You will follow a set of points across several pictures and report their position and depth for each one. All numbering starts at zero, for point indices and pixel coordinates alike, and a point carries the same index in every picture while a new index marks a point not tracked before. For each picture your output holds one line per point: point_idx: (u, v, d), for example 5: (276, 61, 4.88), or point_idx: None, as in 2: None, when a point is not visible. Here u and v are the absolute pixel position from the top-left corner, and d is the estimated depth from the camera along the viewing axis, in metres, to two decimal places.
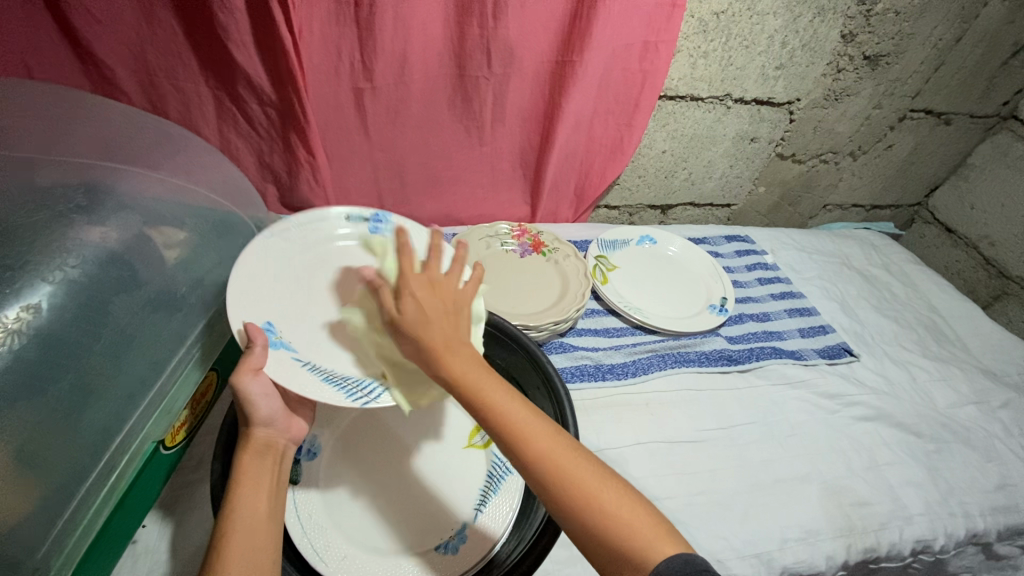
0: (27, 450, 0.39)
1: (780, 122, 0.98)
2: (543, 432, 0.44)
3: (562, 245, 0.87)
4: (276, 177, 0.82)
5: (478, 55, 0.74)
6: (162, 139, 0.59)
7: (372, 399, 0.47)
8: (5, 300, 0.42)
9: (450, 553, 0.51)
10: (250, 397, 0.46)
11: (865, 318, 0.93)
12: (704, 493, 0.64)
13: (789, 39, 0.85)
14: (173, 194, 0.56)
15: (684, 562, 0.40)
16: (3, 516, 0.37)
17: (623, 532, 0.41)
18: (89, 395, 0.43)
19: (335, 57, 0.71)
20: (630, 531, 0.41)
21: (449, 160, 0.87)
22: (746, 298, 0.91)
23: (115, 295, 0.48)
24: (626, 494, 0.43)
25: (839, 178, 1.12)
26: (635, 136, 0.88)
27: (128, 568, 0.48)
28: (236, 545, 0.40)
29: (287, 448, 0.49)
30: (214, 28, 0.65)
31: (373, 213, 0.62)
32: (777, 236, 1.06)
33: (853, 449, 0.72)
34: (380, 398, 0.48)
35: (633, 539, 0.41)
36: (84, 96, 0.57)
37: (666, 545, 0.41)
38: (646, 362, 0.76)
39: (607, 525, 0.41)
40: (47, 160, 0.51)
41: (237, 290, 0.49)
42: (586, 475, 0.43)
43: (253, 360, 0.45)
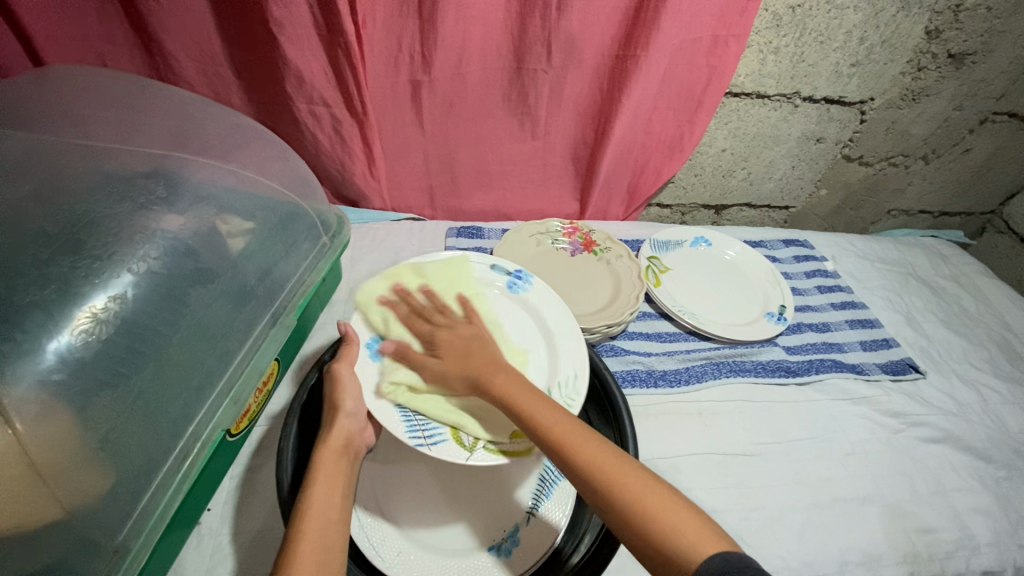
0: (112, 437, 0.40)
1: (850, 122, 0.93)
2: (586, 436, 0.46)
3: (614, 245, 0.85)
4: (327, 171, 0.82)
5: (539, 47, 0.72)
6: (230, 132, 0.60)
7: (427, 444, 0.48)
8: (93, 289, 0.43)
9: (504, 555, 0.50)
10: (342, 397, 0.51)
11: (933, 332, 0.89)
12: (758, 509, 0.62)
13: (868, 35, 0.80)
14: (242, 185, 0.57)
15: (725, 561, 0.38)
16: (88, 501, 0.38)
17: (668, 535, 0.40)
18: (167, 384, 0.44)
19: (395, 49, 0.70)
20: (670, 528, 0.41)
21: (501, 154, 0.86)
22: (804, 306, 0.88)
23: (192, 286, 0.48)
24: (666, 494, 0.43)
25: (908, 183, 1.06)
26: (696, 134, 0.85)
27: (194, 549, 0.50)
28: (310, 532, 0.43)
29: (361, 449, 0.52)
30: (268, 25, 0.64)
31: (517, 269, 0.65)
32: (837, 242, 1.01)
33: (918, 472, 0.69)
34: (435, 445, 0.48)
35: (678, 540, 0.40)
36: (154, 94, 0.59)
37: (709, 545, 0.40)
38: (701, 369, 0.74)
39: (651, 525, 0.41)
40: (127, 151, 0.52)
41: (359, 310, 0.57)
42: (630, 476, 0.44)
43: (352, 354, 0.53)
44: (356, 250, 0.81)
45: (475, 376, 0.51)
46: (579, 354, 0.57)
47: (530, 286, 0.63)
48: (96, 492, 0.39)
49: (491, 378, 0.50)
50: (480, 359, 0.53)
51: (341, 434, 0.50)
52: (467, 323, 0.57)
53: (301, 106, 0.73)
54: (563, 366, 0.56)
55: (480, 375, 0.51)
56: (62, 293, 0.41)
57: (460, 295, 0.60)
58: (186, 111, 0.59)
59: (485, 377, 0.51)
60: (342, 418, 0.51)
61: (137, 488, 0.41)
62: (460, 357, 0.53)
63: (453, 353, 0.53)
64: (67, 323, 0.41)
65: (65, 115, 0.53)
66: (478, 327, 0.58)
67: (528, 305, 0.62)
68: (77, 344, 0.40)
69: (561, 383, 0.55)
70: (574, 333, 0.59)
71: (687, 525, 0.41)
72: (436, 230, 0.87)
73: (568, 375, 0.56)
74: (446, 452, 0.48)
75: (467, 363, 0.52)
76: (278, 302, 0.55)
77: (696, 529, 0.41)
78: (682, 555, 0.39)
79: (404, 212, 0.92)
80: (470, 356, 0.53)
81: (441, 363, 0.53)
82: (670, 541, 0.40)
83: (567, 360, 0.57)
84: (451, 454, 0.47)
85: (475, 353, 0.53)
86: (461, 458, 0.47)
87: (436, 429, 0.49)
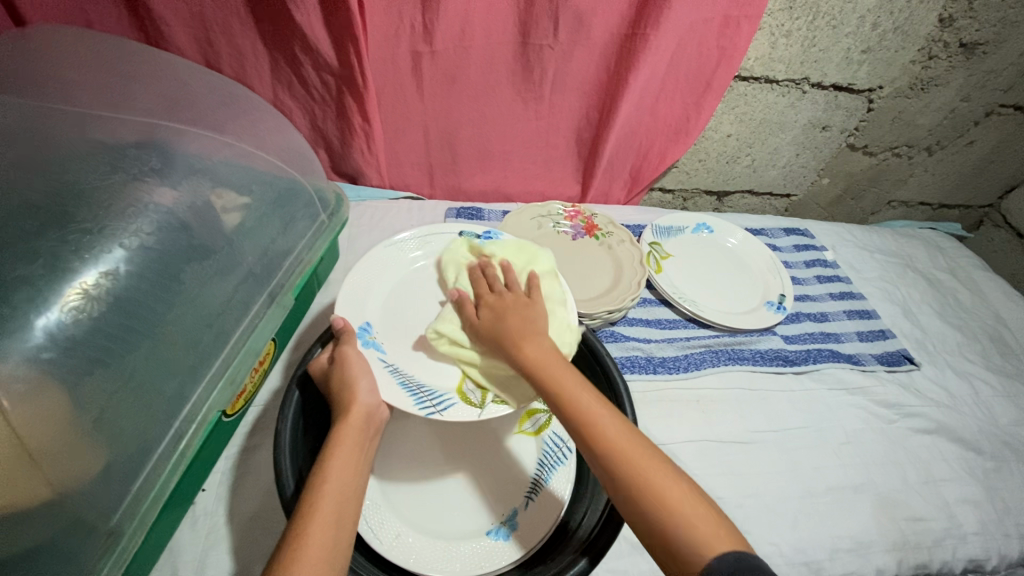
0: (105, 417, 0.39)
1: (857, 110, 0.92)
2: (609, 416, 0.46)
3: (616, 229, 0.83)
4: (328, 143, 0.80)
5: (546, 20, 0.69)
6: (227, 103, 0.57)
7: (437, 411, 0.48)
8: (83, 264, 0.41)
9: (502, 539, 0.50)
10: (351, 379, 0.49)
11: (928, 324, 0.89)
12: (753, 496, 0.63)
13: (881, 20, 0.79)
14: (238, 158, 0.54)
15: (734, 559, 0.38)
16: (80, 483, 0.37)
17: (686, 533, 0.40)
18: (162, 363, 0.43)
19: (396, 18, 0.68)
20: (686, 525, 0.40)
21: (504, 134, 0.84)
22: (803, 296, 0.88)
23: (187, 263, 0.47)
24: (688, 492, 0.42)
25: (910, 174, 1.05)
26: (702, 118, 0.83)
27: (189, 530, 0.50)
28: (324, 514, 0.41)
29: (382, 423, 0.50)
30: None
31: (486, 231, 0.65)
32: (837, 232, 1.01)
33: (910, 461, 0.70)
34: (445, 411, 0.49)
35: (694, 536, 0.39)
36: (145, 61, 0.56)
37: (725, 542, 0.39)
38: (699, 357, 0.74)
39: (667, 518, 0.40)
40: (115, 119, 0.50)
41: (350, 290, 0.55)
42: (650, 465, 0.43)
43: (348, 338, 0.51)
44: (354, 229, 0.79)
45: (504, 339, 0.50)
46: (565, 296, 0.59)
47: (503, 243, 0.64)
48: (89, 472, 0.38)
49: (519, 345, 0.49)
50: (517, 325, 0.51)
51: (361, 412, 0.48)
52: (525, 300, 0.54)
53: (309, 70, 0.71)
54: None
55: (515, 342, 0.50)
56: (51, 268, 0.39)
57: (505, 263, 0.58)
58: (176, 77, 0.56)
59: (517, 343, 0.49)
60: (357, 397, 0.48)
61: (132, 469, 0.40)
62: (499, 324, 0.51)
63: (491, 315, 0.52)
64: (56, 299, 0.39)
65: (50, 79, 0.50)
66: (537, 301, 0.54)
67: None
68: (66, 321, 0.39)
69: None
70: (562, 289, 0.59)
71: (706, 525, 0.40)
72: (435, 210, 0.86)
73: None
74: (456, 415, 0.49)
75: (499, 326, 0.51)
76: (275, 281, 0.54)
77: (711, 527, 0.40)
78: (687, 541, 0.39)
79: (403, 190, 0.90)
80: (507, 319, 0.51)
81: (481, 324, 0.52)
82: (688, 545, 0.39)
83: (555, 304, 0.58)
84: (462, 415, 0.49)
85: (509, 320, 0.51)
86: (473, 416, 0.49)
87: (443, 396, 0.50)
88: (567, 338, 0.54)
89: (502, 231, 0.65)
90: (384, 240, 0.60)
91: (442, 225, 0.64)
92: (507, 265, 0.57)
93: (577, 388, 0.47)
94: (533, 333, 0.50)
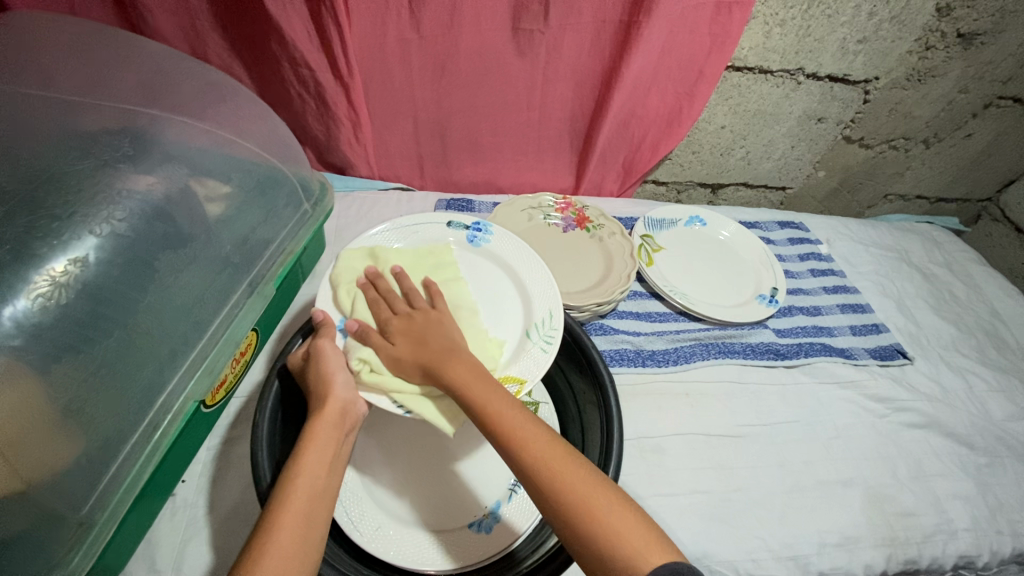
0: (74, 406, 0.38)
1: (852, 102, 0.90)
2: (537, 432, 0.44)
3: (608, 221, 0.82)
4: (313, 135, 0.80)
5: (535, 7, 0.68)
6: (207, 90, 0.57)
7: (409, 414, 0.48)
8: (52, 251, 0.40)
9: (483, 531, 0.50)
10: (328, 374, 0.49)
11: (922, 319, 0.88)
12: (741, 490, 0.62)
13: (878, 9, 0.77)
14: (218, 146, 0.54)
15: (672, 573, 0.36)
16: (47, 474, 0.36)
17: (615, 543, 0.38)
18: (135, 352, 0.42)
19: (383, 5, 0.67)
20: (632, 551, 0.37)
21: (495, 124, 0.83)
22: (796, 289, 0.87)
23: (161, 251, 0.46)
24: (626, 506, 0.40)
25: (907, 167, 1.04)
26: (695, 108, 0.82)
27: (168, 521, 0.49)
28: (296, 508, 0.41)
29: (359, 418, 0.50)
30: None
31: (475, 222, 0.64)
32: (832, 225, 1.00)
33: (901, 456, 0.69)
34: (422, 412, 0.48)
35: (625, 548, 0.38)
36: (125, 47, 0.56)
37: (657, 555, 0.37)
38: (689, 350, 0.73)
39: (597, 532, 0.38)
40: (91, 105, 0.49)
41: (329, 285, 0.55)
42: (577, 477, 0.41)
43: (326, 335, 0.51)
44: (341, 221, 0.79)
45: (429, 364, 0.47)
46: (551, 294, 0.58)
47: (491, 236, 0.63)
48: (57, 462, 0.37)
49: (444, 366, 0.47)
50: (435, 343, 0.49)
51: (337, 405, 0.47)
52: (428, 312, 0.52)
53: (285, 68, 0.70)
54: (538, 306, 0.57)
55: (438, 363, 0.47)
56: (19, 256, 0.39)
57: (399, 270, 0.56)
58: (155, 64, 0.55)
59: (447, 362, 0.47)
60: (332, 392, 0.48)
61: (103, 459, 0.40)
62: (416, 343, 0.49)
63: (408, 340, 0.49)
64: (23, 286, 0.38)
65: (25, 64, 0.49)
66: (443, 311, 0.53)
67: (491, 255, 0.61)
68: (34, 309, 0.38)
69: (538, 323, 0.55)
70: (548, 285, 0.58)
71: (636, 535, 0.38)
72: (424, 201, 0.85)
73: (543, 316, 0.56)
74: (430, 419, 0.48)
75: (422, 350, 0.48)
76: (256, 270, 0.53)
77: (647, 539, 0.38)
78: (619, 555, 0.37)
79: (392, 181, 0.89)
80: (427, 342, 0.49)
81: (395, 347, 0.49)
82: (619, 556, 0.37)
83: (540, 302, 0.57)
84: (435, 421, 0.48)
85: (430, 340, 0.49)
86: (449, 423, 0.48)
87: None
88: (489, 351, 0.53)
89: (491, 223, 0.64)
90: (361, 234, 0.60)
91: (429, 216, 0.63)
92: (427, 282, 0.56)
93: (507, 409, 0.44)
94: (453, 351, 0.48)
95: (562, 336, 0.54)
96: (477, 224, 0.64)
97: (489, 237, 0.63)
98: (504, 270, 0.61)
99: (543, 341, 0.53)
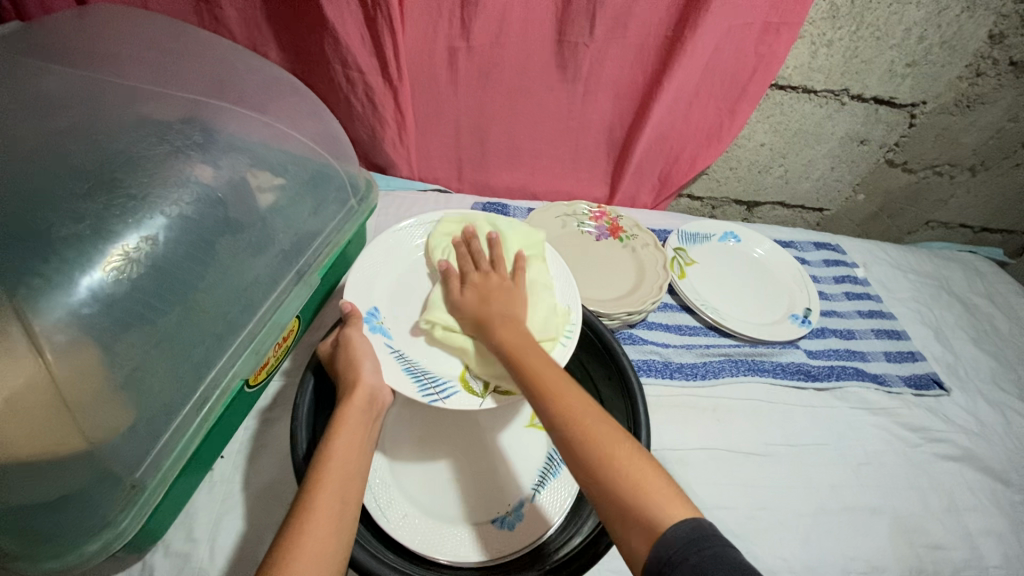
0: (136, 374, 0.41)
1: (897, 125, 0.89)
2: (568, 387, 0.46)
3: (641, 232, 0.83)
4: (358, 136, 0.82)
5: (582, 20, 0.70)
6: (269, 85, 0.59)
7: (440, 398, 0.50)
8: (127, 228, 0.43)
9: (507, 528, 0.51)
10: (358, 362, 0.50)
11: (961, 350, 0.86)
12: (766, 509, 0.61)
13: (928, 33, 0.77)
14: (276, 139, 0.56)
15: (694, 528, 0.37)
16: (107, 436, 0.39)
17: (636, 498, 0.39)
18: (192, 328, 0.45)
19: (435, 13, 0.69)
20: (653, 504, 0.39)
21: (534, 131, 0.84)
22: (830, 311, 0.86)
23: (221, 235, 0.49)
24: (648, 464, 0.41)
25: (951, 195, 1.02)
26: (735, 124, 0.82)
27: (206, 493, 0.52)
28: (328, 489, 0.42)
29: (386, 405, 0.51)
30: None
31: (495, 219, 0.66)
32: (870, 249, 0.98)
33: (932, 487, 0.67)
34: (447, 398, 0.50)
35: (646, 504, 0.39)
36: (195, 41, 0.59)
37: (678, 511, 0.38)
38: (718, 366, 0.73)
39: (620, 483, 0.40)
40: (163, 95, 0.52)
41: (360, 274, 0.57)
42: (604, 433, 0.43)
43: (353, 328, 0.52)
44: (382, 218, 0.81)
45: (482, 321, 0.52)
46: (571, 290, 0.59)
47: (510, 234, 0.65)
48: (118, 425, 0.39)
49: (496, 328, 0.51)
50: (501, 310, 0.52)
51: (365, 391, 0.49)
52: (505, 280, 0.56)
53: (336, 69, 0.73)
54: (556, 301, 0.58)
55: (493, 324, 0.51)
56: (96, 230, 0.42)
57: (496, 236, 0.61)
58: (222, 59, 0.59)
59: (501, 326, 0.51)
60: (361, 380, 0.49)
61: (157, 427, 0.42)
62: (485, 304, 0.53)
63: (475, 295, 0.54)
64: (100, 259, 0.41)
65: (107, 55, 0.53)
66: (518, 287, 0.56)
67: None
68: (108, 281, 0.41)
69: (557, 317, 0.57)
70: (569, 281, 0.60)
71: (661, 494, 0.39)
72: (461, 203, 0.87)
73: (562, 310, 0.58)
74: (459, 403, 0.50)
75: (483, 307, 0.53)
76: (304, 259, 0.55)
77: (667, 494, 0.39)
78: (640, 507, 0.39)
79: (431, 183, 0.92)
80: (490, 304, 0.53)
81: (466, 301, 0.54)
82: (641, 508, 0.39)
83: (560, 297, 0.59)
84: (465, 404, 0.50)
85: (496, 303, 0.53)
86: (474, 406, 0.50)
87: (446, 383, 0.51)
88: (552, 322, 0.55)
89: (510, 220, 0.66)
90: (392, 228, 0.62)
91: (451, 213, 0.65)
92: (494, 240, 0.60)
93: (541, 362, 0.48)
94: (513, 321, 0.51)
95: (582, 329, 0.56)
96: (496, 222, 0.66)
97: (509, 233, 0.65)
98: (526, 267, 0.62)
99: (563, 335, 0.55)
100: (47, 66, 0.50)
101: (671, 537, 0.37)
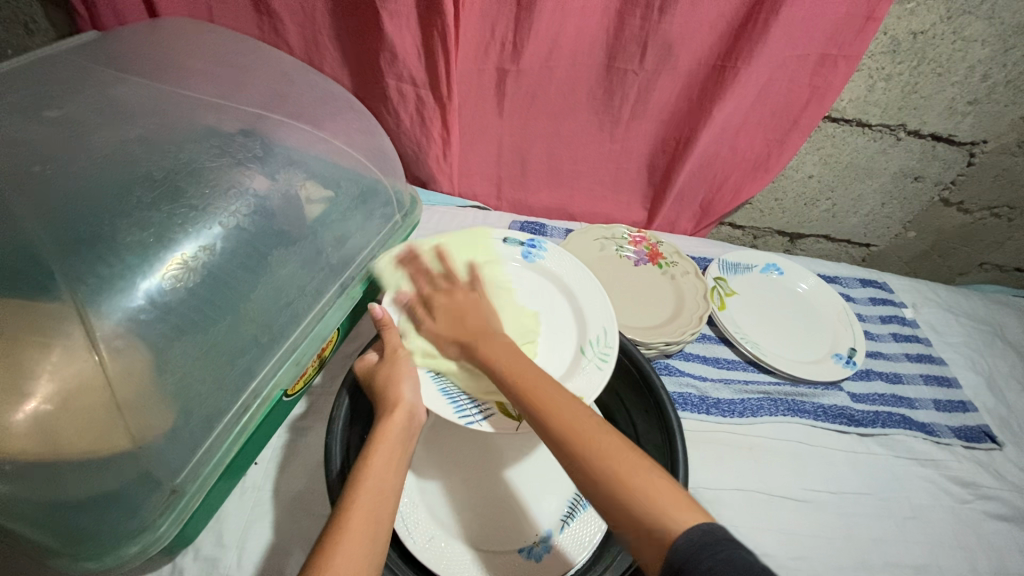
0: (184, 380, 0.41)
1: (955, 163, 0.86)
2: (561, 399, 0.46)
3: (681, 260, 0.81)
4: (402, 152, 0.83)
5: (633, 47, 0.69)
6: (325, 99, 0.60)
7: (477, 422, 0.49)
8: (186, 236, 0.44)
9: (533, 559, 0.50)
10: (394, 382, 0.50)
11: (1015, 402, 0.81)
12: (801, 559, 0.59)
13: (993, 72, 0.74)
14: (328, 153, 0.57)
15: (703, 532, 0.36)
16: (152, 440, 0.39)
17: (647, 506, 0.38)
18: (238, 337, 0.45)
19: (488, 33, 0.70)
20: (663, 510, 0.38)
21: (576, 153, 0.84)
22: (876, 352, 0.83)
23: (273, 247, 0.49)
24: (654, 472, 0.41)
25: (1008, 237, 0.98)
26: (784, 154, 0.81)
27: (236, 499, 0.52)
28: (362, 509, 0.42)
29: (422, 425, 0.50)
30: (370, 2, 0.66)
31: (530, 239, 0.66)
32: (918, 288, 0.95)
33: (981, 549, 0.63)
34: (484, 421, 0.49)
35: (655, 512, 0.38)
36: (259, 54, 0.61)
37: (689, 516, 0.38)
38: (756, 403, 0.71)
39: (626, 492, 0.39)
40: (226, 107, 0.53)
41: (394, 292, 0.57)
42: (607, 441, 0.42)
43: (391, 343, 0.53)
44: (422, 233, 0.82)
45: (465, 339, 0.52)
46: (607, 313, 0.58)
47: (545, 253, 0.64)
48: (163, 429, 0.40)
49: (478, 345, 0.51)
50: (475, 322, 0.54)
51: (405, 411, 0.49)
52: (466, 291, 0.57)
53: (389, 83, 0.73)
54: (592, 324, 0.58)
55: (480, 339, 0.52)
56: (157, 238, 0.43)
57: (441, 251, 0.61)
58: (282, 72, 0.60)
59: (487, 343, 0.51)
60: (398, 404, 0.49)
61: (199, 433, 0.42)
62: (461, 323, 0.54)
63: (447, 317, 0.55)
64: (158, 266, 0.42)
65: (174, 67, 0.55)
66: (481, 293, 0.58)
67: (547, 273, 0.63)
68: (165, 287, 0.42)
69: (594, 340, 0.56)
70: (602, 302, 0.60)
71: (670, 499, 0.39)
72: (499, 221, 0.87)
73: (598, 333, 0.57)
74: (497, 427, 0.49)
75: (464, 329, 0.53)
76: (347, 273, 0.55)
77: (677, 500, 0.39)
78: (651, 517, 0.38)
79: (470, 199, 0.92)
80: (464, 321, 0.54)
81: (438, 326, 0.54)
82: (651, 518, 0.38)
83: (595, 320, 0.58)
84: (502, 429, 0.49)
85: (472, 318, 0.54)
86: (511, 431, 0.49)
87: (483, 406, 0.51)
88: (520, 325, 0.57)
89: (545, 239, 0.66)
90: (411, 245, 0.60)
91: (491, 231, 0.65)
92: (440, 254, 0.60)
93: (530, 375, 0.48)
94: (494, 335, 0.53)
95: (617, 353, 0.55)
96: (530, 241, 0.66)
97: (544, 253, 0.64)
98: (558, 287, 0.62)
99: (599, 359, 0.54)
100: (123, 76, 0.52)
101: (684, 545, 0.36)
